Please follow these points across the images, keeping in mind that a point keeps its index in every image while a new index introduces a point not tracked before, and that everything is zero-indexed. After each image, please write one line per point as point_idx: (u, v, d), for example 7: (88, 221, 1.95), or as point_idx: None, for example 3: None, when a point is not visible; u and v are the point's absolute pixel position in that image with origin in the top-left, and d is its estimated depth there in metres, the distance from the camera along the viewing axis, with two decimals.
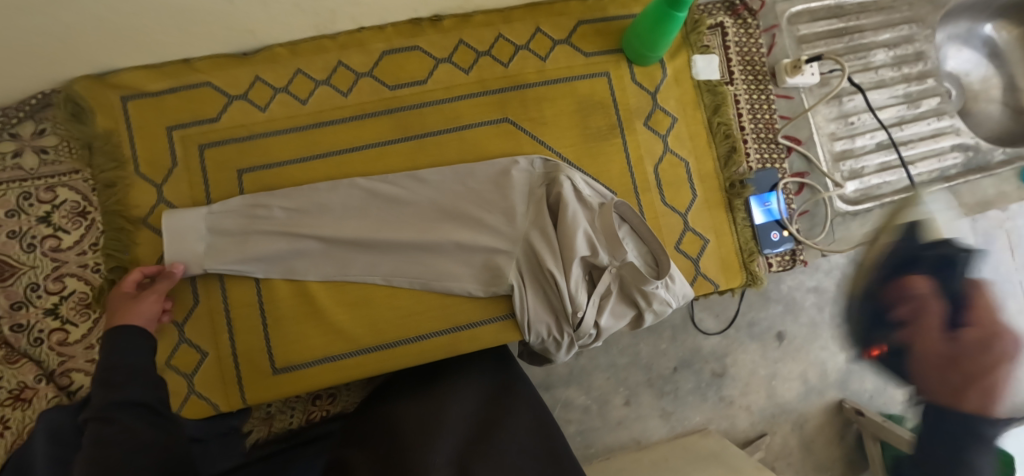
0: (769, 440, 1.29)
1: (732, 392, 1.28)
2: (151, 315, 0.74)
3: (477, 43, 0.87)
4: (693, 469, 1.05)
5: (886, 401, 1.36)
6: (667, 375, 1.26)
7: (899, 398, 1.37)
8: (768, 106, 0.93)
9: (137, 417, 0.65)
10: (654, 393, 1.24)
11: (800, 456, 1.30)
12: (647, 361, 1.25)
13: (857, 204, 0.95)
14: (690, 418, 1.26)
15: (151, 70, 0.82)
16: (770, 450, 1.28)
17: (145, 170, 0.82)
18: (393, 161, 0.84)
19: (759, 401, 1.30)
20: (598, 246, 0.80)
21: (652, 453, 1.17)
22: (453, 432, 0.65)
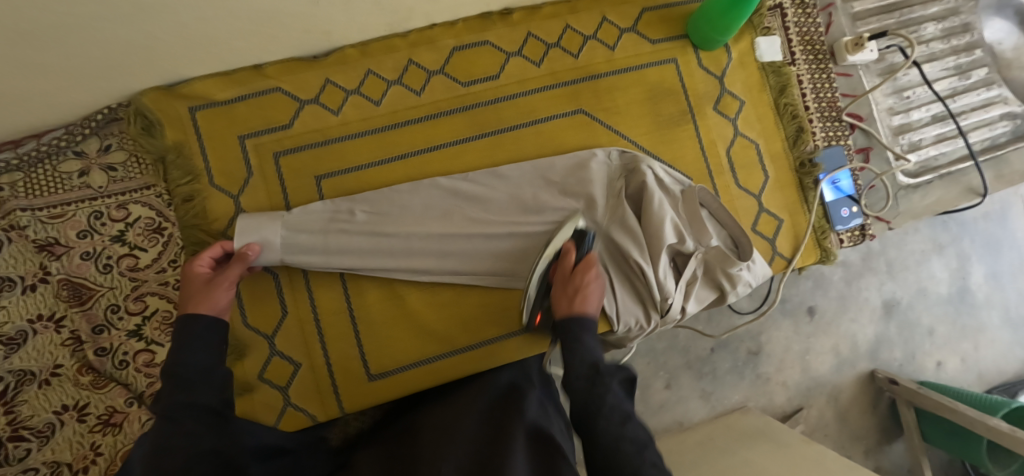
0: (807, 414, 1.35)
1: (768, 369, 1.35)
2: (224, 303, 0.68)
3: (545, 35, 0.86)
4: (742, 445, 1.10)
5: (917, 369, 1.42)
6: (705, 356, 1.31)
7: (925, 364, 1.42)
8: (830, 84, 0.94)
9: (203, 420, 0.57)
10: (693, 375, 1.30)
11: (836, 428, 1.37)
12: (684, 344, 1.30)
13: (918, 176, 0.97)
14: (729, 397, 1.32)
15: (221, 77, 0.79)
16: (808, 423, 1.34)
17: (220, 182, 0.80)
18: (472, 158, 0.84)
19: (794, 376, 1.36)
20: (685, 233, 0.81)
21: (694, 434, 1.23)
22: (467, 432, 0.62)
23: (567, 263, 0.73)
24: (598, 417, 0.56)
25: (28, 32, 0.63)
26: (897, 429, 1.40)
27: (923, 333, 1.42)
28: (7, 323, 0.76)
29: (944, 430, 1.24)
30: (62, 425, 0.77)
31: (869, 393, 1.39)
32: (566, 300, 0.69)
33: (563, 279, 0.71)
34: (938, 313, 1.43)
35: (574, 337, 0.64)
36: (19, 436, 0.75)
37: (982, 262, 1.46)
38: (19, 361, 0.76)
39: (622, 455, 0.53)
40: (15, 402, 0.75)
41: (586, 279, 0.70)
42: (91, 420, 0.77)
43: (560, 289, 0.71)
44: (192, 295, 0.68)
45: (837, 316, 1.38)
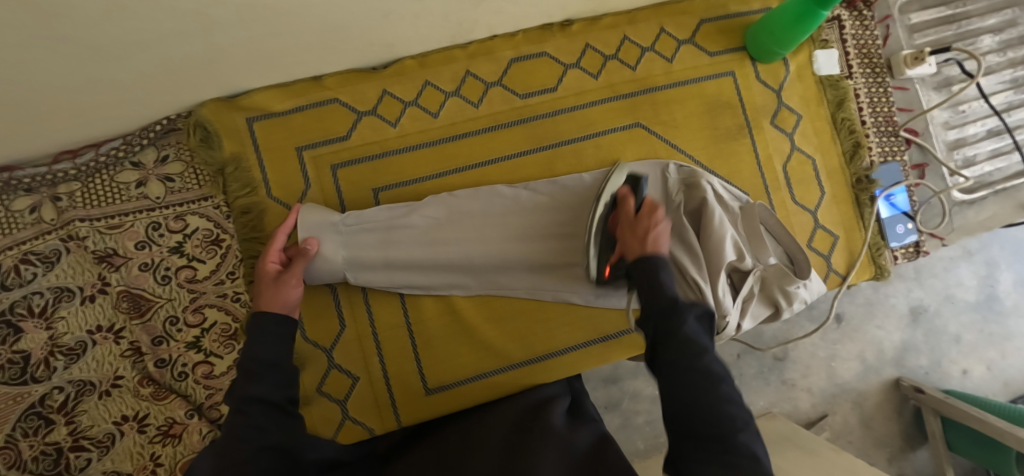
0: (831, 420, 1.35)
1: (793, 375, 1.35)
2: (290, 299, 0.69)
3: (603, 47, 0.86)
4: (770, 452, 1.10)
5: (943, 376, 1.41)
6: (731, 361, 1.32)
7: (951, 372, 1.41)
8: (888, 98, 0.93)
9: (271, 416, 0.59)
10: None
11: (860, 434, 1.36)
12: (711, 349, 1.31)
13: (973, 193, 0.96)
14: (754, 403, 1.32)
15: (281, 89, 0.79)
16: (832, 430, 1.34)
17: (278, 194, 0.80)
18: (531, 171, 0.84)
19: (820, 382, 1.36)
20: (744, 251, 0.80)
21: None
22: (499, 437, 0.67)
23: (627, 209, 0.70)
24: (677, 346, 0.55)
25: (104, 46, 0.63)
26: (920, 436, 1.39)
27: (950, 340, 1.41)
28: (67, 333, 0.77)
29: (970, 439, 1.24)
30: (122, 435, 0.77)
31: (894, 400, 1.39)
32: (637, 243, 0.65)
33: (627, 224, 0.68)
34: (964, 320, 1.42)
35: (651, 273, 0.61)
36: (81, 446, 0.76)
37: (1011, 269, 1.44)
38: (79, 371, 0.77)
39: (702, 395, 0.53)
40: (75, 412, 0.77)
41: (654, 218, 0.65)
42: (150, 430, 0.77)
43: (628, 234, 0.67)
44: (266, 289, 0.70)
45: (864, 322, 1.38)
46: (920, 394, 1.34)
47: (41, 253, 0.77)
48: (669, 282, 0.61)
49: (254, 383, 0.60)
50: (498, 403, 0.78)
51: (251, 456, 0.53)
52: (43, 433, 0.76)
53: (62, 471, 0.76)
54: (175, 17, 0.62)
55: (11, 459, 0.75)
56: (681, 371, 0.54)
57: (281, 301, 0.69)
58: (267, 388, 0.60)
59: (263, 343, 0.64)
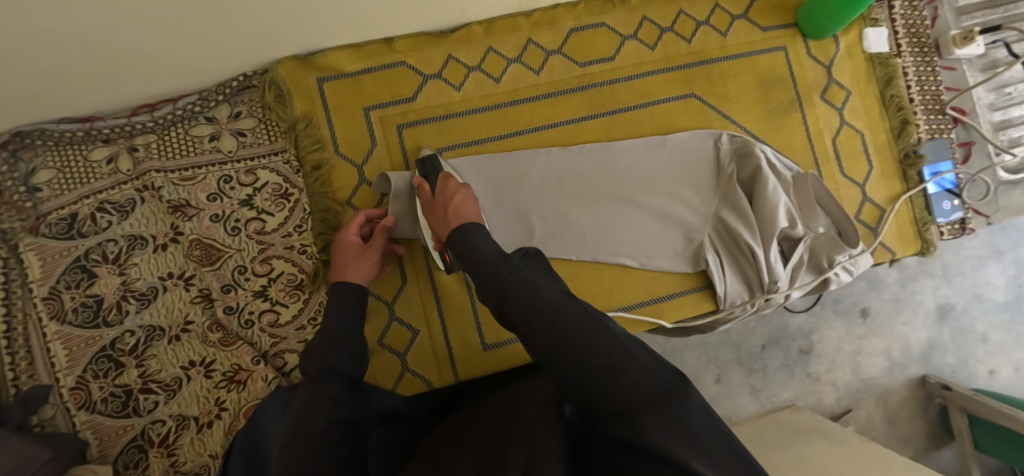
0: (856, 415, 1.35)
1: (819, 369, 1.35)
2: (362, 272, 0.73)
3: (660, 20, 0.88)
4: (799, 439, 1.11)
5: (969, 375, 1.41)
6: (757, 353, 1.33)
7: (977, 372, 1.41)
8: (935, 77, 0.94)
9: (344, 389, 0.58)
10: (744, 370, 1.32)
11: (885, 430, 1.37)
12: (736, 339, 1.33)
13: (1018, 173, 0.96)
14: (779, 394, 1.33)
15: (353, 50, 0.82)
16: (856, 425, 1.35)
17: (346, 151, 0.83)
18: (589, 137, 0.86)
19: (845, 377, 1.37)
20: (797, 218, 0.82)
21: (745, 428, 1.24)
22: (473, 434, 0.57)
23: (426, 193, 0.72)
24: (510, 295, 0.50)
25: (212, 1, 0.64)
26: (946, 435, 1.39)
27: (977, 339, 1.42)
28: (139, 279, 0.80)
29: (999, 438, 1.23)
30: (189, 380, 0.80)
31: (919, 397, 1.39)
32: (442, 222, 0.69)
33: (428, 209, 0.71)
34: (992, 320, 1.42)
35: (462, 235, 0.63)
36: (149, 388, 0.79)
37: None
38: (149, 316, 0.80)
39: (550, 334, 0.45)
40: (145, 356, 0.79)
41: (446, 195, 0.70)
42: (217, 376, 0.80)
43: (433, 217, 0.70)
44: (348, 263, 0.73)
45: (891, 318, 1.39)
46: (946, 392, 1.34)
47: (117, 202, 0.80)
48: (483, 237, 0.62)
49: (328, 356, 0.61)
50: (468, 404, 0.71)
51: (325, 429, 0.51)
52: (113, 376, 0.79)
53: (130, 413, 0.78)
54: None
55: (82, 400, 0.78)
56: (524, 321, 0.47)
57: (355, 274, 0.72)
58: (336, 363, 0.60)
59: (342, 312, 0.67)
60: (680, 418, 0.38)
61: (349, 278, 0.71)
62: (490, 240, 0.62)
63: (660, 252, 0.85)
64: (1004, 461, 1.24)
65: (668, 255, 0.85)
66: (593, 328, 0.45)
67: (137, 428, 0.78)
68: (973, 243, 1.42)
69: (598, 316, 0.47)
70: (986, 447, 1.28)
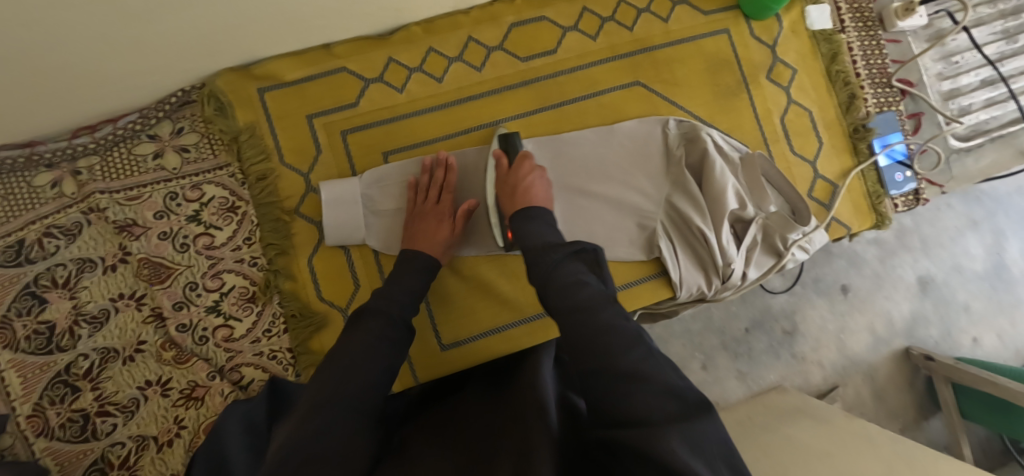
0: (843, 392, 1.35)
1: (804, 349, 1.35)
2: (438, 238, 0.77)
3: (601, 10, 0.88)
4: (784, 420, 1.11)
5: (953, 345, 1.42)
6: (740, 336, 1.33)
7: (961, 341, 1.42)
8: (880, 51, 0.95)
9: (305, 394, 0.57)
10: (729, 355, 1.32)
11: (873, 406, 1.37)
12: (720, 324, 1.33)
13: (969, 140, 0.97)
14: (765, 377, 1.33)
15: (291, 58, 0.81)
16: (844, 402, 1.35)
17: (291, 160, 0.82)
18: (535, 131, 0.86)
19: (831, 355, 1.37)
20: (746, 199, 0.82)
21: (734, 412, 1.23)
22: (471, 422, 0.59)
23: (501, 168, 0.79)
24: (556, 284, 0.56)
25: (141, 11, 0.63)
26: (933, 406, 1.39)
27: (959, 309, 1.42)
28: (90, 302, 0.79)
29: (985, 406, 1.23)
30: (146, 400, 0.79)
31: (905, 370, 1.39)
32: (511, 196, 0.75)
33: (501, 183, 0.77)
34: (973, 289, 1.43)
35: (526, 215, 0.71)
36: (106, 411, 0.78)
37: (1018, 237, 1.45)
38: (103, 338, 0.79)
39: (586, 328, 0.50)
40: (100, 378, 0.78)
41: (520, 173, 0.76)
42: (174, 394, 0.79)
43: (502, 190, 0.77)
44: (420, 235, 0.77)
45: (873, 294, 1.39)
46: (930, 363, 1.34)
47: (63, 226, 0.79)
48: (536, 222, 0.69)
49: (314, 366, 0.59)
50: (460, 393, 0.71)
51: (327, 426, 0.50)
52: (69, 400, 0.78)
53: (89, 437, 0.77)
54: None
55: (40, 427, 0.77)
56: (564, 314, 0.53)
57: (435, 242, 0.77)
58: None
59: (386, 323, 0.64)
60: (698, 437, 0.40)
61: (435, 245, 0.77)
62: (544, 226, 0.68)
63: (613, 241, 0.84)
64: (990, 428, 1.24)
65: (623, 244, 0.85)
66: (626, 333, 0.49)
67: (98, 452, 0.77)
68: (949, 214, 1.43)
69: (633, 327, 0.51)
70: (973, 415, 1.28)
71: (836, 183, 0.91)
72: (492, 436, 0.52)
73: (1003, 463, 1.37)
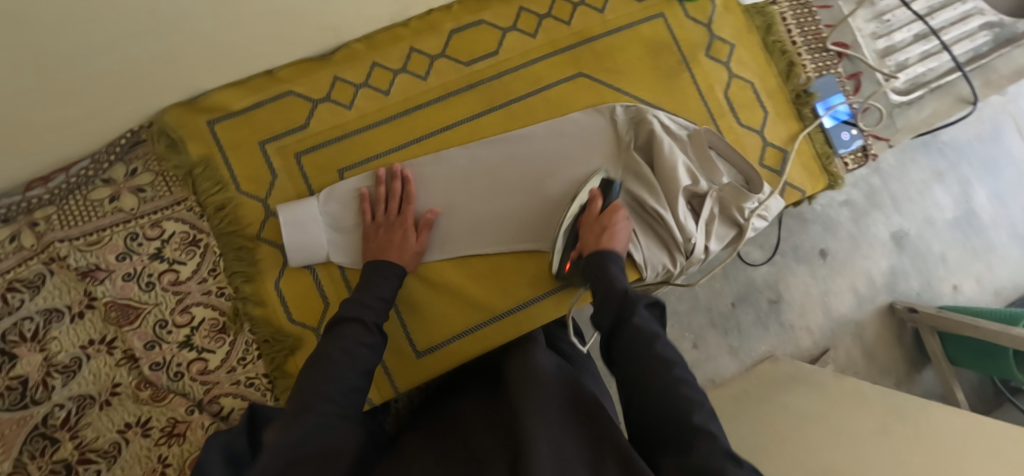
0: (834, 355, 1.38)
1: (791, 317, 1.38)
2: (407, 248, 0.79)
3: (537, 7, 0.90)
4: (779, 388, 1.12)
5: (934, 295, 1.45)
6: (728, 312, 1.35)
7: (942, 289, 1.45)
8: (813, 17, 0.97)
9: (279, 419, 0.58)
10: (718, 332, 1.34)
11: (865, 364, 1.39)
12: (706, 302, 1.35)
13: (909, 93, 1.00)
14: (757, 349, 1.35)
15: (237, 88, 0.82)
16: (837, 364, 1.37)
17: (247, 187, 0.83)
18: (487, 132, 0.87)
19: (819, 320, 1.39)
20: (697, 175, 0.85)
21: (731, 386, 1.24)
22: (485, 414, 0.61)
23: (595, 207, 0.79)
24: (627, 333, 0.59)
25: (74, 56, 0.64)
26: (924, 357, 1.41)
27: (936, 260, 1.45)
28: (61, 352, 0.78)
29: (969, 352, 1.26)
30: (127, 442, 0.78)
31: (891, 326, 1.42)
32: (595, 238, 0.76)
33: (591, 223, 0.78)
34: (947, 239, 1.46)
35: (606, 264, 0.71)
36: (88, 458, 0.77)
37: (983, 184, 1.49)
38: (78, 386, 0.78)
39: (656, 378, 0.54)
40: (79, 426, 0.78)
41: (616, 219, 0.77)
42: (155, 433, 0.79)
43: (589, 230, 0.78)
44: (392, 245, 0.79)
45: (851, 255, 1.41)
46: (915, 315, 1.37)
47: (26, 278, 0.78)
48: (619, 272, 0.71)
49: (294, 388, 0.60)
50: (463, 395, 0.72)
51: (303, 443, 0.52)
52: (50, 453, 0.76)
53: None
54: (140, 17, 0.63)
55: None
56: (636, 361, 0.57)
57: (406, 252, 0.79)
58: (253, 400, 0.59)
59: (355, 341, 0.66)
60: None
61: (403, 256, 0.78)
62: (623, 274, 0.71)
63: None
64: (979, 371, 1.27)
65: None
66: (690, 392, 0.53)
67: None
68: (916, 168, 1.46)
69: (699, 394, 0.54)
70: (961, 361, 1.31)
71: (785, 150, 0.93)
72: (498, 430, 0.54)
73: (997, 405, 1.40)
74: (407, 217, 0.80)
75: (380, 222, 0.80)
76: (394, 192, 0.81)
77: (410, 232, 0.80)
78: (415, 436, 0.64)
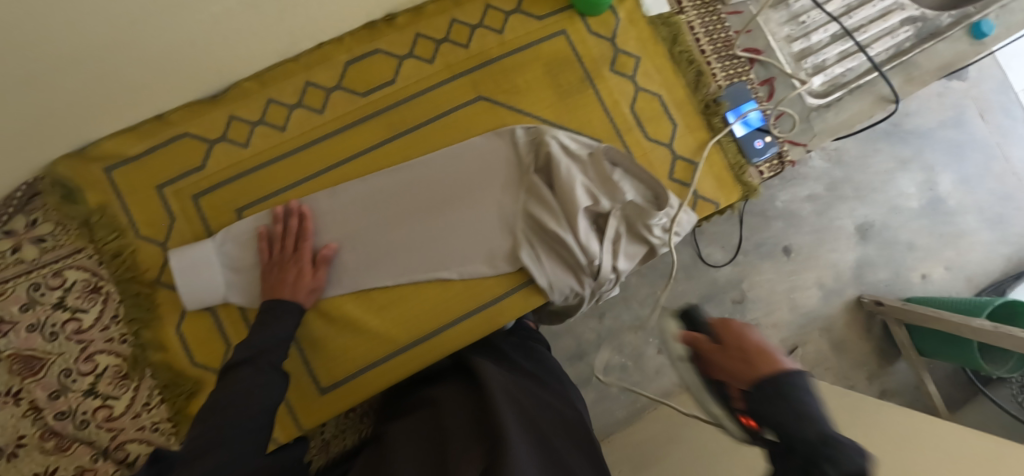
0: (802, 352, 1.34)
1: (757, 315, 1.34)
2: (302, 285, 0.78)
3: (434, 33, 0.89)
4: None
5: (904, 284, 1.41)
6: None
7: (911, 279, 1.41)
8: (722, 25, 0.96)
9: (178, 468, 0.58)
10: None
11: (836, 359, 1.35)
12: (670, 304, 1.30)
13: (827, 96, 0.98)
14: None
15: (129, 133, 0.82)
16: (806, 361, 1.33)
17: (146, 232, 0.83)
18: (386, 162, 0.86)
19: (786, 316, 1.35)
20: (597, 194, 0.83)
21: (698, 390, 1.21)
22: (457, 402, 0.66)
23: (704, 344, 0.56)
24: (760, 381, 0.47)
25: None
26: (896, 348, 1.37)
27: (904, 248, 1.42)
28: None
29: (936, 343, 1.22)
30: None
31: (860, 319, 1.38)
32: (737, 366, 0.50)
33: (718, 356, 0.53)
34: (916, 227, 1.42)
35: (777, 390, 0.45)
36: None
37: (949, 169, 1.46)
38: None
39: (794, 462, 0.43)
40: None
41: (750, 334, 0.51)
42: None
43: (720, 363, 0.53)
44: (286, 281, 0.78)
45: (816, 249, 1.37)
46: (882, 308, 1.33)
47: None
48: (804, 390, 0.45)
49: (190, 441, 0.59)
50: (434, 382, 0.78)
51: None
52: None
53: None
54: None
55: None
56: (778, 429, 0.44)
57: (299, 290, 0.78)
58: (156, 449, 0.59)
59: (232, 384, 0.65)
60: None
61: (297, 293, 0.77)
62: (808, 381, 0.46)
63: (470, 256, 0.85)
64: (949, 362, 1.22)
65: (487, 256, 0.85)
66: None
67: None
68: (878, 158, 1.43)
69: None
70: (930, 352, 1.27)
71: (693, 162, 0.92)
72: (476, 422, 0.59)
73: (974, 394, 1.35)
74: (304, 254, 0.80)
75: (278, 261, 0.80)
76: (292, 229, 0.81)
77: (306, 269, 0.79)
78: (394, 425, 0.68)
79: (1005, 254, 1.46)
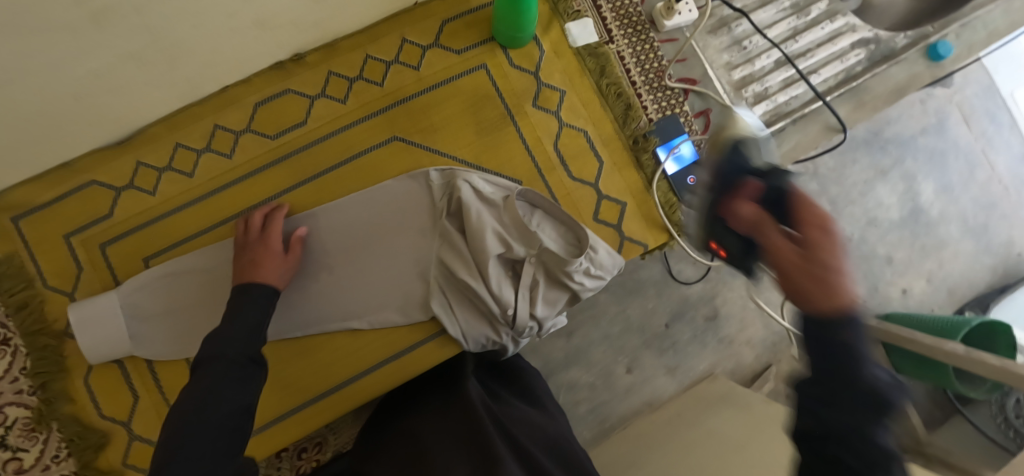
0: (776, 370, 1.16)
1: (730, 331, 1.17)
2: (273, 269, 0.74)
3: (347, 70, 0.86)
4: (702, 415, 0.96)
5: (884, 299, 1.23)
6: (662, 332, 1.14)
7: (889, 294, 1.23)
8: (654, 54, 0.91)
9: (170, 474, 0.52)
10: (654, 352, 1.13)
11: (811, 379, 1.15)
12: (639, 322, 1.14)
13: (770, 126, 0.93)
14: (695, 367, 1.15)
15: (35, 183, 0.80)
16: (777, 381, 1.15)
17: (54, 282, 0.82)
18: (298, 207, 0.84)
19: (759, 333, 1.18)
20: (510, 240, 0.78)
21: (665, 412, 1.07)
22: (440, 433, 0.63)
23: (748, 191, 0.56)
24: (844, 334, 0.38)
25: None
26: None
27: (881, 262, 1.24)
28: None
29: None
30: None
31: None
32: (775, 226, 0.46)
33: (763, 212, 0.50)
34: (892, 239, 1.25)
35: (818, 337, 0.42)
36: None
37: (930, 178, 1.27)
38: None
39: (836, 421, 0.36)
40: None
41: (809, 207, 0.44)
42: None
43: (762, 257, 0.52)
44: (260, 261, 0.73)
45: None
46: None
47: None
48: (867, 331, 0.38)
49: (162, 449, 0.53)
50: (410, 406, 0.75)
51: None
52: None
53: None
54: None
55: None
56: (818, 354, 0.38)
57: (267, 272, 0.73)
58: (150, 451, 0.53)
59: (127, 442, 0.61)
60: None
61: (265, 275, 0.73)
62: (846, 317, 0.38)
63: (381, 304, 0.83)
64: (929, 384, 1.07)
65: (400, 304, 0.83)
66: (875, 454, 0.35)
67: None
68: (855, 167, 1.24)
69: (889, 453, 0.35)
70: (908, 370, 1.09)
71: (620, 202, 0.88)
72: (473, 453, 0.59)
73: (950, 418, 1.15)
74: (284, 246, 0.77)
75: (254, 244, 0.76)
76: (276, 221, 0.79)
77: (279, 259, 0.75)
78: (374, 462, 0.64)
79: (990, 264, 1.27)
